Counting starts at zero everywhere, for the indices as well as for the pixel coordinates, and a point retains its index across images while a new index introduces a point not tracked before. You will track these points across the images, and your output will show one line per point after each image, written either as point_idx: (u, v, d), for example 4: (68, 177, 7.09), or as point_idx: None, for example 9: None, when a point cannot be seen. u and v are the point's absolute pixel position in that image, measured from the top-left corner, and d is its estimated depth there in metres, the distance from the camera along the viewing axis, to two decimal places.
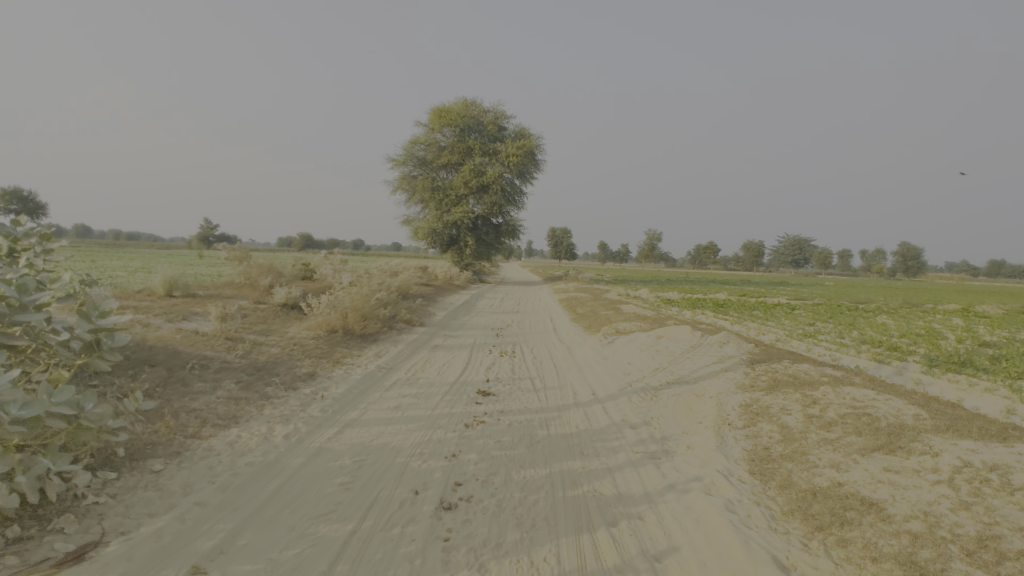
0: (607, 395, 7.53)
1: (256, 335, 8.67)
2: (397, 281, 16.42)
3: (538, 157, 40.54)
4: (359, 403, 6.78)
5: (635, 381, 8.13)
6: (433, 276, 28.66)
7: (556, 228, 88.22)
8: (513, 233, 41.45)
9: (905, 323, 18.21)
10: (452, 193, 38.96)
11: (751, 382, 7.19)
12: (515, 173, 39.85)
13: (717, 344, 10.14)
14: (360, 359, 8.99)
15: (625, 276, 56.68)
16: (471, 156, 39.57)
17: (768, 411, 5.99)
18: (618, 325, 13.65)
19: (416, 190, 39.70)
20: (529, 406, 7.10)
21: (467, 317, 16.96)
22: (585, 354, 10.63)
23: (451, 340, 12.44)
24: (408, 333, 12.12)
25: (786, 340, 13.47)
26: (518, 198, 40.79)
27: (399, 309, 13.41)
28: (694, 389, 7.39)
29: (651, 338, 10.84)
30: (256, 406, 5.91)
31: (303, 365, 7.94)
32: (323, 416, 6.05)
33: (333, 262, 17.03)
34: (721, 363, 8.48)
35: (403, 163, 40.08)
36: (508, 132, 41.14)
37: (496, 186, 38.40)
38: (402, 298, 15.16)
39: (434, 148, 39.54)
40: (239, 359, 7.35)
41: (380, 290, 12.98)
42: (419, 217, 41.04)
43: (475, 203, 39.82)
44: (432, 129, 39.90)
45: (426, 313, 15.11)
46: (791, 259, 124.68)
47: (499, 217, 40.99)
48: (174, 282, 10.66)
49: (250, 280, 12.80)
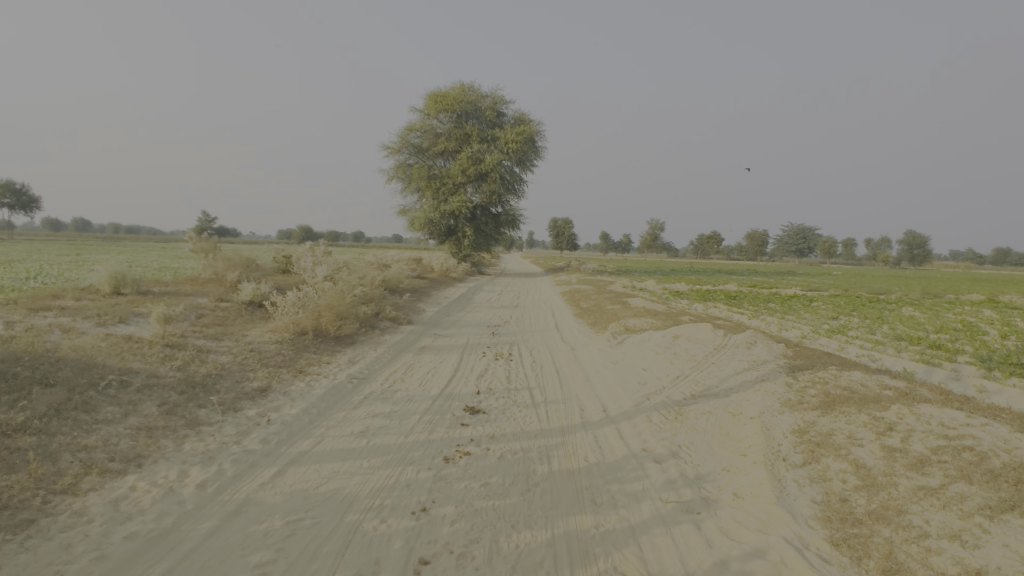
0: (621, 414, 6.18)
1: (205, 342, 7.38)
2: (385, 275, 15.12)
3: (539, 143, 39.09)
4: (315, 429, 5.45)
5: (654, 394, 6.79)
6: (428, 268, 27.37)
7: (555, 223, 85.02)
8: (513, 223, 40.05)
9: (937, 316, 16.84)
10: (449, 182, 37.58)
11: (799, 398, 5.84)
12: (515, 160, 38.44)
13: (744, 346, 8.80)
14: (329, 367, 7.68)
15: (628, 267, 55.47)
16: (469, 143, 38.13)
17: (832, 441, 4.67)
18: (627, 321, 12.30)
19: (412, 178, 38.30)
20: (525, 430, 5.76)
21: (462, 313, 15.64)
22: (592, 358, 9.28)
23: (440, 341, 11.13)
24: (392, 333, 10.81)
25: (814, 338, 12.12)
26: (518, 186, 39.40)
27: (384, 306, 12.11)
28: (728, 405, 6.05)
29: (667, 339, 9.47)
30: (174, 440, 4.59)
31: (256, 377, 6.63)
32: (262, 451, 4.73)
33: (316, 253, 15.69)
34: (755, 371, 7.13)
35: (398, 151, 38.64)
36: (507, 118, 39.61)
37: (494, 174, 36.98)
38: (390, 293, 13.87)
39: (431, 135, 38.13)
40: (173, 373, 6.05)
41: (361, 284, 11.67)
42: (415, 207, 39.70)
43: (474, 192, 38.43)
44: (428, 115, 38.40)
45: (416, 309, 13.82)
46: (795, 248, 123.09)
47: (499, 206, 39.61)
48: (122, 278, 9.38)
49: (217, 275, 11.51)
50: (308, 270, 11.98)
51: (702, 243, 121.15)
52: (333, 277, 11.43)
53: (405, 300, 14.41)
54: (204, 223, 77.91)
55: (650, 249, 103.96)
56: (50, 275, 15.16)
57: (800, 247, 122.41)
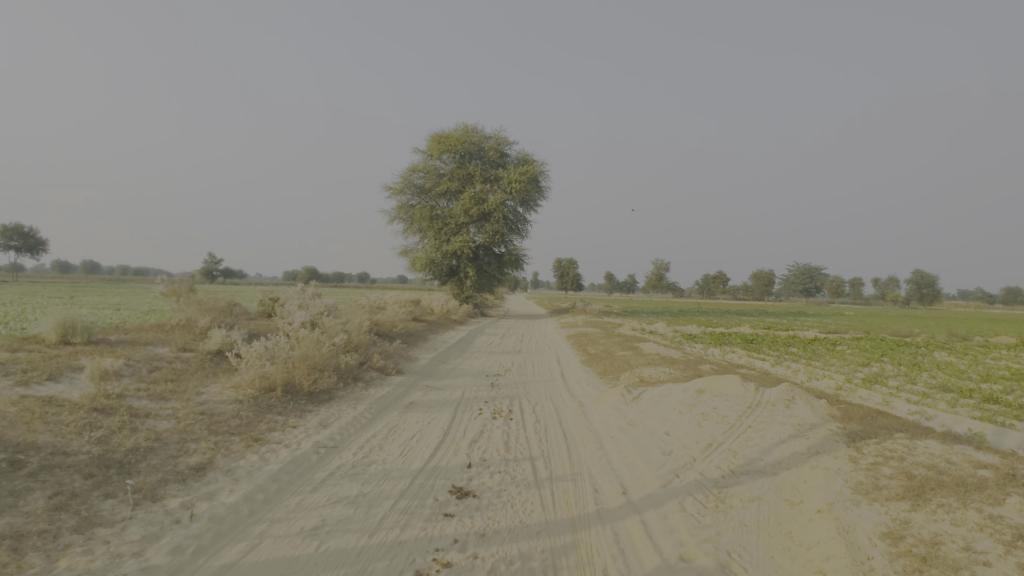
0: (646, 499, 4.93)
1: (146, 404, 6.23)
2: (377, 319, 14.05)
3: (542, 183, 38.71)
4: (253, 525, 4.23)
5: (684, 470, 5.53)
6: (428, 310, 26.34)
7: (560, 263, 84.02)
8: (517, 263, 39.22)
9: (977, 362, 15.49)
10: (451, 222, 37.03)
11: (874, 481, 4.59)
12: (518, 200, 37.98)
13: (782, 404, 7.56)
14: (293, 434, 6.47)
15: (634, 307, 54.27)
16: (471, 183, 37.78)
17: (945, 556, 3.39)
18: (642, 371, 11.06)
19: (414, 219, 37.77)
20: (524, 523, 4.50)
21: (459, 360, 14.43)
22: (604, 417, 8.03)
23: (432, 394, 9.90)
24: (377, 386, 9.62)
25: (852, 390, 10.85)
26: (522, 226, 38.79)
27: (371, 354, 10.97)
28: (782, 489, 4.79)
29: (691, 395, 8.21)
30: (46, 556, 3.37)
31: (197, 450, 5.44)
32: (167, 567, 3.49)
33: (304, 295, 14.64)
34: (804, 440, 5.87)
35: (400, 192, 38.28)
36: (510, 158, 39.40)
37: (497, 214, 36.41)
38: (380, 339, 12.75)
39: (434, 175, 37.85)
40: (88, 448, 4.88)
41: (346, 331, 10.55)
42: (417, 247, 39.07)
43: (476, 232, 37.79)
44: (431, 156, 38.22)
45: (409, 357, 12.66)
46: (802, 288, 121.77)
47: (502, 247, 38.88)
48: (72, 325, 8.32)
49: (187, 321, 10.45)
50: (289, 314, 10.91)
51: (709, 283, 120.07)
52: (315, 323, 10.33)
53: (398, 347, 13.26)
54: (210, 264, 78.02)
55: (655, 289, 103.01)
56: (18, 320, 14.18)
57: (807, 287, 121.07)
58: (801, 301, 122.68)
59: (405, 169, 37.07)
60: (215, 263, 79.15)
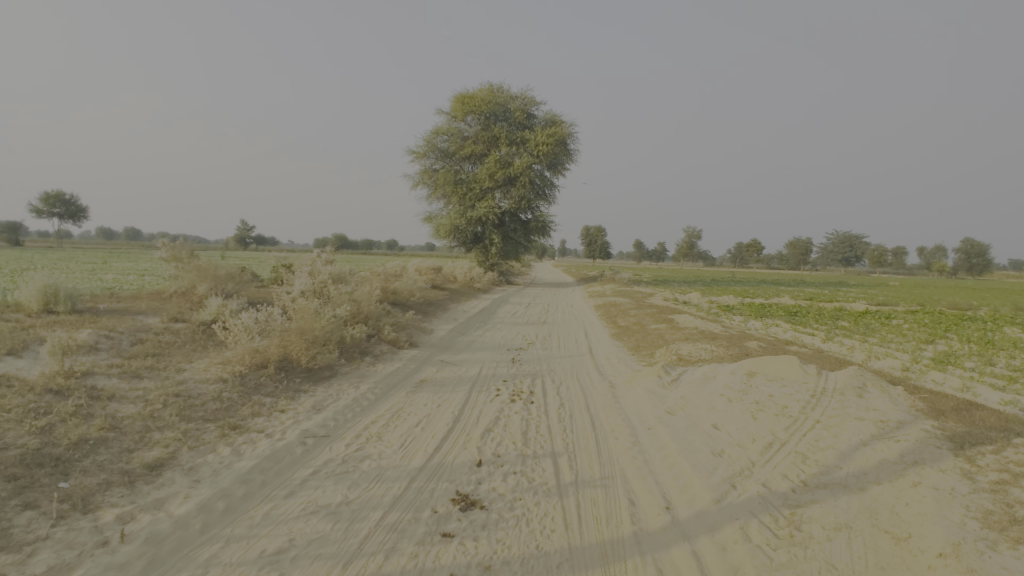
0: (696, 520, 3.92)
1: (113, 385, 5.45)
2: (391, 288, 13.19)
3: (571, 145, 36.95)
4: (202, 548, 3.37)
5: (742, 480, 4.48)
6: (450, 278, 25.51)
7: (588, 230, 82.35)
8: (544, 230, 37.93)
9: None
10: (476, 187, 35.80)
11: (1009, 512, 3.44)
12: (546, 164, 36.42)
13: (853, 392, 6.38)
14: (279, 420, 5.63)
15: (664, 276, 52.57)
16: (496, 146, 36.29)
17: None
18: (680, 347, 9.93)
19: (438, 184, 36.66)
20: (542, 551, 3.55)
21: (479, 332, 13.54)
22: (637, 403, 7.01)
23: (446, 370, 9.02)
24: (386, 362, 8.79)
25: (922, 372, 9.54)
26: (549, 191, 37.31)
27: (381, 325, 10.12)
28: (877, 514, 3.71)
29: (740, 380, 7.09)
30: None
31: (159, 442, 4.62)
32: None
33: (316, 261, 13.88)
34: (893, 443, 4.73)
35: (424, 156, 37.09)
36: (537, 120, 37.62)
37: (523, 178, 34.99)
38: (394, 309, 11.91)
39: (458, 138, 36.44)
40: (23, 440, 4.08)
41: (353, 300, 9.71)
42: (441, 213, 38.09)
43: (502, 198, 36.52)
44: (455, 118, 36.75)
45: (424, 329, 11.80)
46: (841, 256, 116.78)
47: (528, 213, 37.56)
48: (54, 293, 7.62)
49: (186, 288, 9.74)
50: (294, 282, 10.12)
51: (743, 251, 116.13)
52: (320, 292, 9.50)
53: (413, 318, 12.42)
54: (242, 231, 79.21)
55: (685, 257, 100.17)
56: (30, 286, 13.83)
57: (847, 255, 116.01)
58: (840, 270, 117.98)
59: (429, 132, 35.78)
60: (246, 229, 80.37)
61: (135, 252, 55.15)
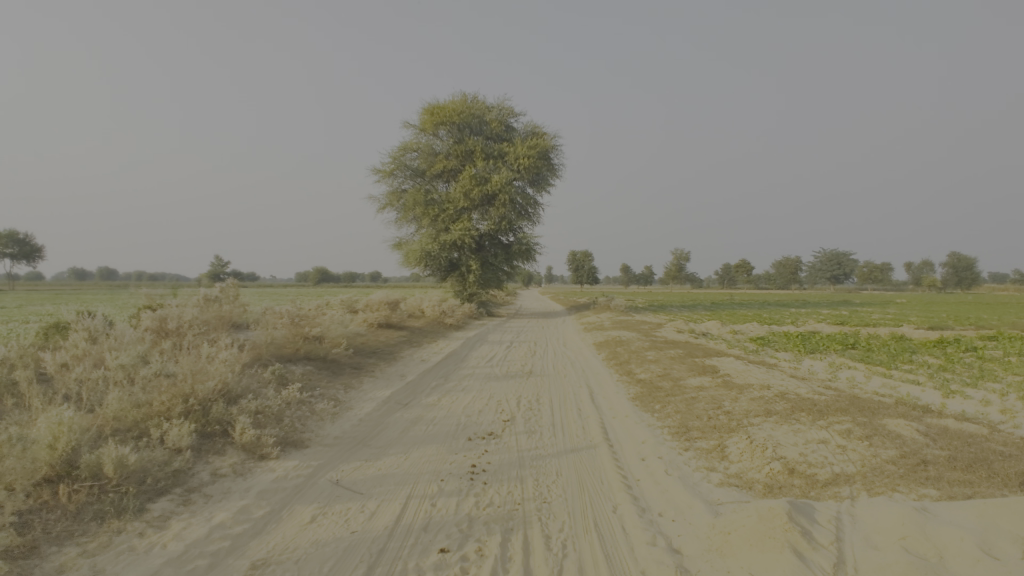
0: None
1: None
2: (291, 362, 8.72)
3: (555, 159, 33.22)
4: None
5: None
6: (416, 313, 21.08)
7: (574, 254, 78.95)
8: (528, 254, 33.82)
9: None
10: (449, 207, 31.71)
11: None
12: (527, 179, 32.57)
13: None
14: None
15: (659, 300, 48.76)
16: (471, 161, 32.37)
17: None
18: (771, 437, 5.54)
19: (407, 206, 32.40)
20: None
21: (433, 400, 9.00)
22: None
23: (331, 519, 4.43)
24: (196, 516, 4.18)
25: None
26: (532, 209, 33.33)
27: (228, 426, 5.60)
28: None
29: None
30: None
31: None
32: None
33: (183, 306, 9.28)
34: None
35: (390, 175, 32.92)
36: (516, 132, 33.85)
37: (503, 196, 30.90)
38: (282, 382, 7.37)
39: (427, 153, 32.44)
40: None
41: (156, 393, 5.39)
42: (411, 238, 33.82)
43: (480, 218, 32.41)
44: (424, 131, 32.76)
45: (333, 411, 7.24)
46: (831, 274, 114.52)
47: (510, 235, 33.44)
48: None
49: None
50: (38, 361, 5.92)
51: (732, 272, 113.24)
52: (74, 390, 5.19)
53: (321, 392, 7.89)
54: (216, 267, 74.88)
55: (675, 280, 97.10)
56: None
57: (838, 273, 113.60)
58: (831, 288, 115.79)
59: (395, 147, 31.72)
60: (220, 267, 76.04)
61: (95, 291, 51.95)
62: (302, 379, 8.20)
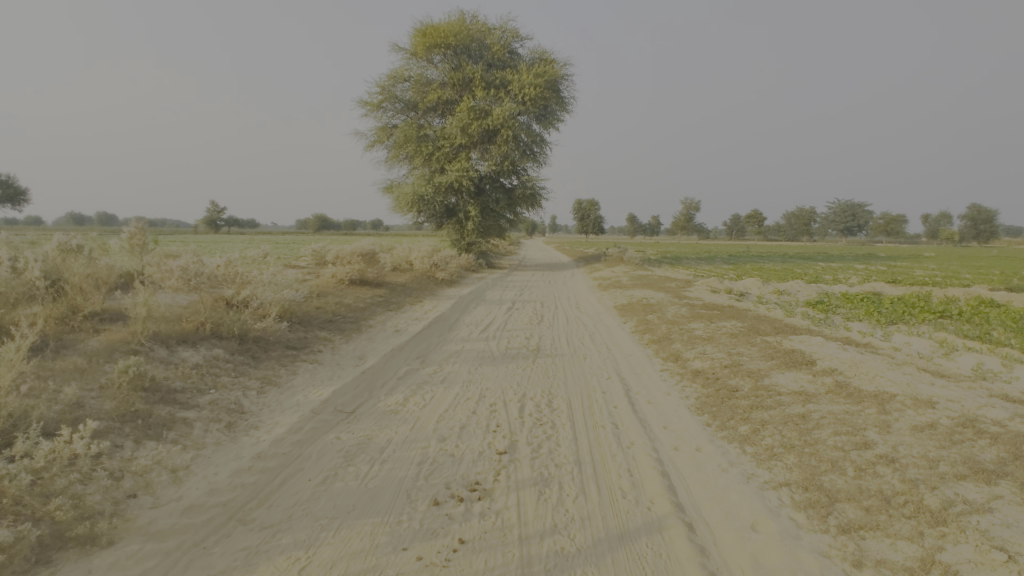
0: None
1: None
2: (172, 357, 5.77)
3: (565, 89, 29.25)
4: None
5: None
6: (402, 266, 18.01)
7: (581, 202, 75.01)
8: (533, 199, 30.36)
9: None
10: (445, 144, 27.99)
11: None
12: (533, 113, 28.73)
13: None
14: None
15: (671, 253, 45.65)
16: (470, 91, 28.38)
17: None
18: None
19: (397, 142, 28.62)
20: None
21: (394, 405, 6.05)
22: None
23: None
24: None
25: None
26: (538, 148, 29.62)
27: None
28: None
29: None
30: None
31: None
32: None
33: (23, 261, 6.20)
34: None
35: (379, 108, 28.93)
36: (521, 59, 29.66)
37: (506, 132, 27.13)
38: (126, 407, 4.44)
39: (420, 82, 28.37)
40: None
41: None
42: (403, 179, 30.26)
43: (479, 158, 28.77)
44: (417, 56, 28.57)
45: (207, 452, 4.29)
46: (845, 225, 110.60)
47: (513, 178, 29.86)
48: None
49: None
50: None
51: (744, 222, 108.83)
52: None
53: (202, 412, 4.94)
54: (211, 214, 71.72)
55: (683, 231, 93.63)
56: None
57: (854, 224, 109.25)
58: (845, 240, 112.04)
59: (382, 74, 27.61)
60: (216, 212, 72.61)
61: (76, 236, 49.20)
62: (179, 386, 5.23)
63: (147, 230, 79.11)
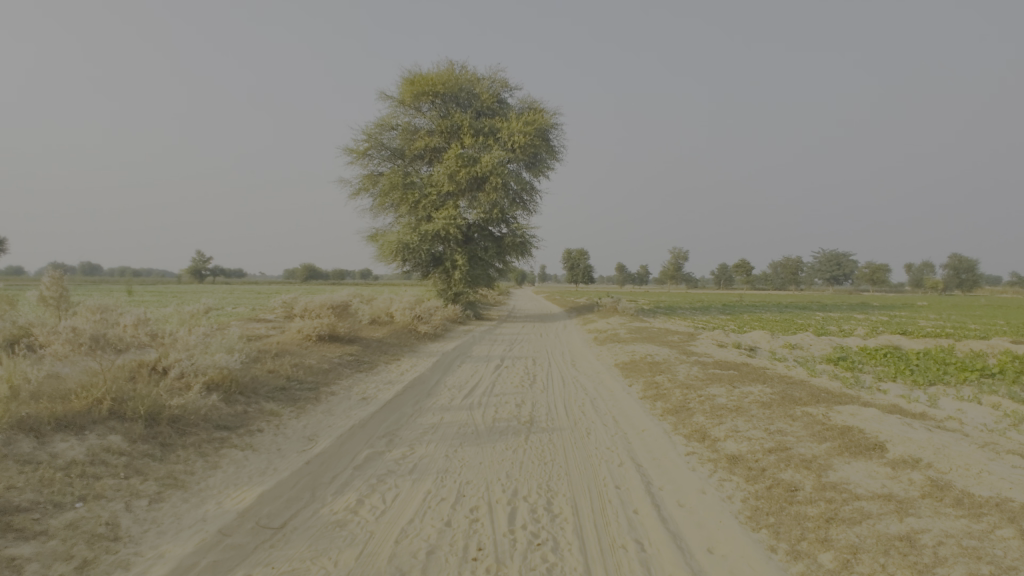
0: None
1: None
2: (37, 453, 4.24)
3: (554, 137, 28.90)
4: None
5: None
6: (382, 318, 16.59)
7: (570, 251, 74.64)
8: (522, 248, 29.41)
9: None
10: (432, 191, 27.19)
11: None
12: (522, 160, 28.22)
13: None
14: None
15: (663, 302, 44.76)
16: (458, 139, 27.88)
17: None
18: None
19: (383, 190, 27.76)
20: None
21: (342, 514, 4.50)
22: None
23: None
24: None
25: None
26: (527, 196, 28.94)
27: None
28: None
29: None
30: None
31: None
32: None
33: None
34: None
35: (364, 155, 28.23)
36: (510, 108, 29.43)
37: (494, 179, 26.43)
38: None
39: (408, 129, 27.86)
40: None
41: None
42: (389, 228, 29.26)
43: (467, 206, 27.94)
44: (405, 105, 28.18)
45: None
46: (832, 274, 111.54)
47: (502, 226, 29.01)
48: None
49: None
50: None
51: (733, 272, 109.36)
52: None
53: (47, 543, 3.38)
54: (196, 263, 70.30)
55: (673, 279, 93.47)
56: None
57: (840, 273, 110.22)
58: (832, 289, 112.74)
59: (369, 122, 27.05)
60: (202, 261, 71.28)
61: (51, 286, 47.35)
62: (27, 501, 3.69)
63: (128, 280, 77.18)
